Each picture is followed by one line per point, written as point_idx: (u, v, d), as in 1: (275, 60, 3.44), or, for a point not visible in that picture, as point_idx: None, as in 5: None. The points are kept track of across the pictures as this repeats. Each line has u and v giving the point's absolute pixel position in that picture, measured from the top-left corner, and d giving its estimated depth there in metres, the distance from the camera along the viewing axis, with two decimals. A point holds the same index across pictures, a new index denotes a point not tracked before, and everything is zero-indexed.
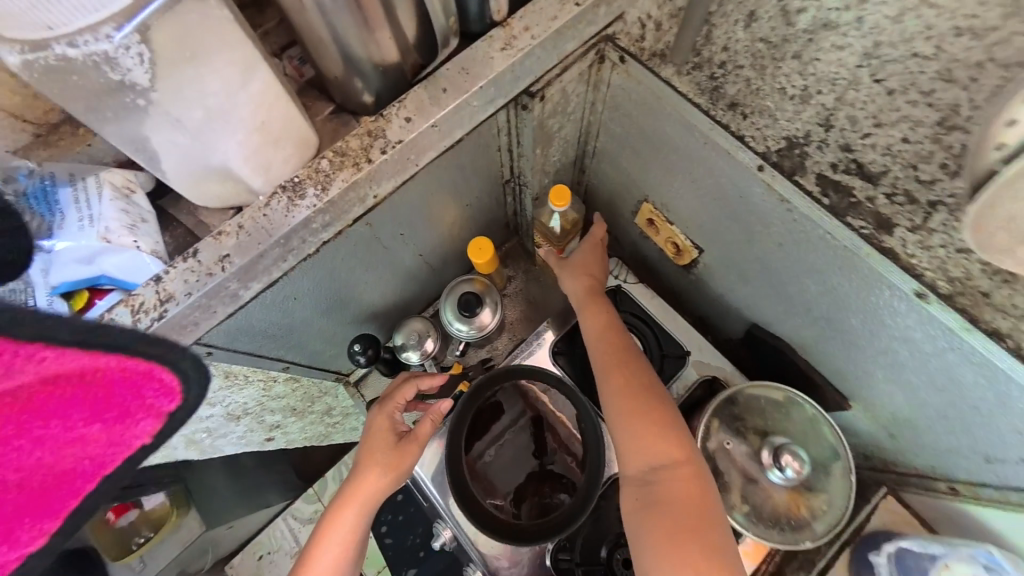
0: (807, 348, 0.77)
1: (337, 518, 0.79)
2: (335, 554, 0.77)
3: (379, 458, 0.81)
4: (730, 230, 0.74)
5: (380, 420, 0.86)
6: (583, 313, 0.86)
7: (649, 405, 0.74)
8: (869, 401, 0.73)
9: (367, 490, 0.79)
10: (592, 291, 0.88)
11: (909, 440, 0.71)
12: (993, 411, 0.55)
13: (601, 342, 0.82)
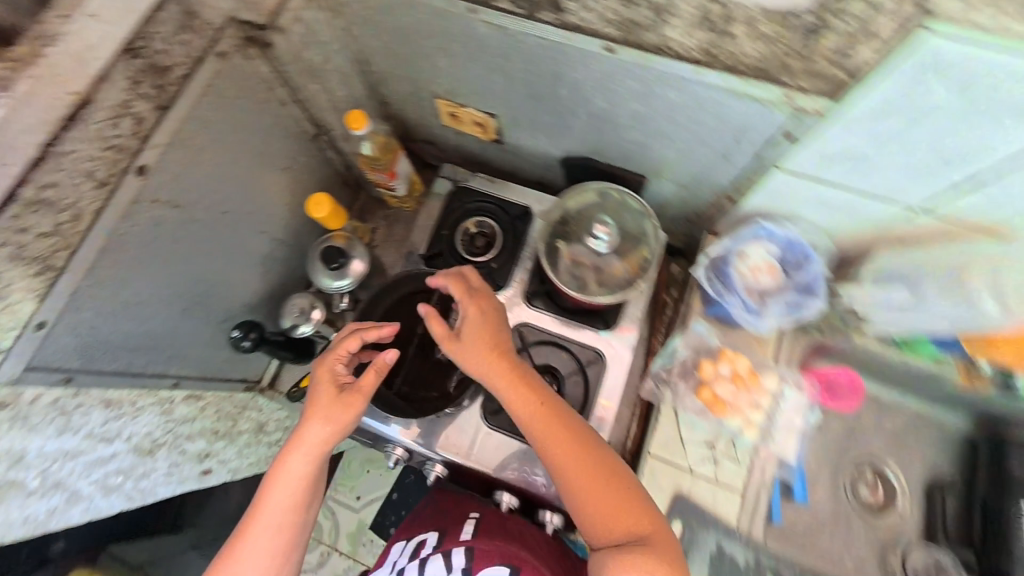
0: (599, 150, 0.92)
1: (283, 465, 0.80)
2: (284, 501, 0.79)
3: (321, 408, 0.80)
4: (494, 80, 0.86)
5: (322, 372, 0.83)
6: (502, 393, 0.77)
7: (591, 461, 0.73)
8: (655, 166, 0.89)
9: (311, 440, 0.79)
10: (504, 372, 0.78)
11: (690, 180, 0.88)
12: (699, 112, 0.71)
13: (535, 418, 0.75)
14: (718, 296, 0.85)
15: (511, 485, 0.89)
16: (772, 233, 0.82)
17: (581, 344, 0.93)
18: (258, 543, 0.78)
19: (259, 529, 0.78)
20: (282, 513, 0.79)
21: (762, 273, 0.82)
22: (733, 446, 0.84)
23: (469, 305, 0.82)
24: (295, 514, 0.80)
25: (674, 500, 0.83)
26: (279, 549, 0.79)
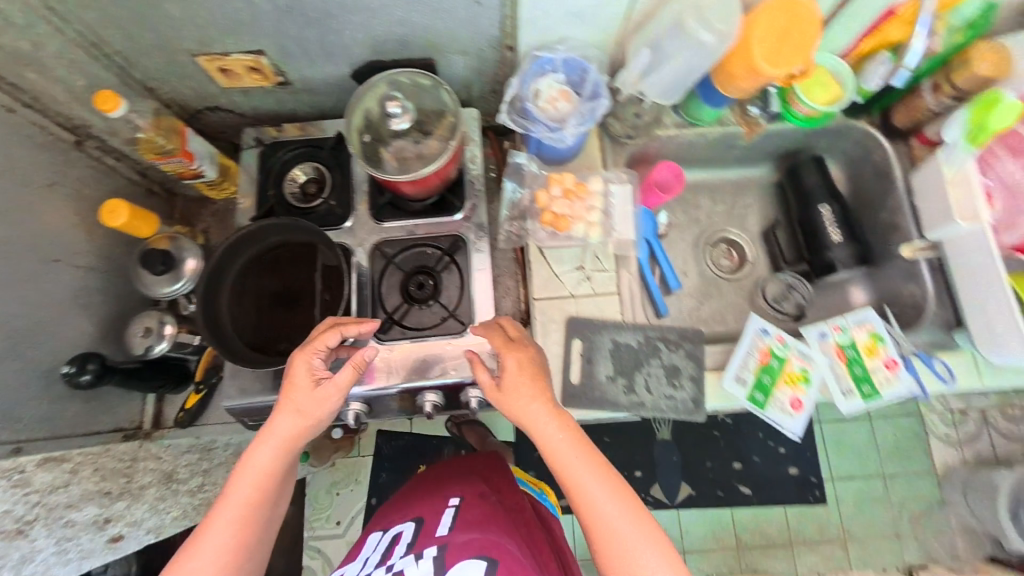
0: (376, 46, 0.91)
1: (251, 456, 0.72)
2: (248, 496, 0.71)
3: (294, 402, 0.73)
4: (232, 5, 0.81)
5: (299, 365, 0.74)
6: (536, 438, 0.69)
7: (623, 519, 0.65)
8: (433, 45, 0.91)
9: (283, 431, 0.72)
10: (540, 419, 0.69)
11: (468, 44, 0.91)
12: None
13: (556, 453, 0.67)
14: (524, 130, 0.88)
15: (428, 385, 0.85)
16: (548, 59, 0.89)
17: (438, 235, 0.94)
18: (213, 540, 0.69)
19: (217, 523, 0.69)
20: (246, 507, 0.70)
21: (554, 96, 0.87)
22: (598, 258, 0.91)
23: (529, 352, 0.73)
24: (260, 513, 0.71)
25: (568, 322, 0.88)
26: (237, 553, 0.69)
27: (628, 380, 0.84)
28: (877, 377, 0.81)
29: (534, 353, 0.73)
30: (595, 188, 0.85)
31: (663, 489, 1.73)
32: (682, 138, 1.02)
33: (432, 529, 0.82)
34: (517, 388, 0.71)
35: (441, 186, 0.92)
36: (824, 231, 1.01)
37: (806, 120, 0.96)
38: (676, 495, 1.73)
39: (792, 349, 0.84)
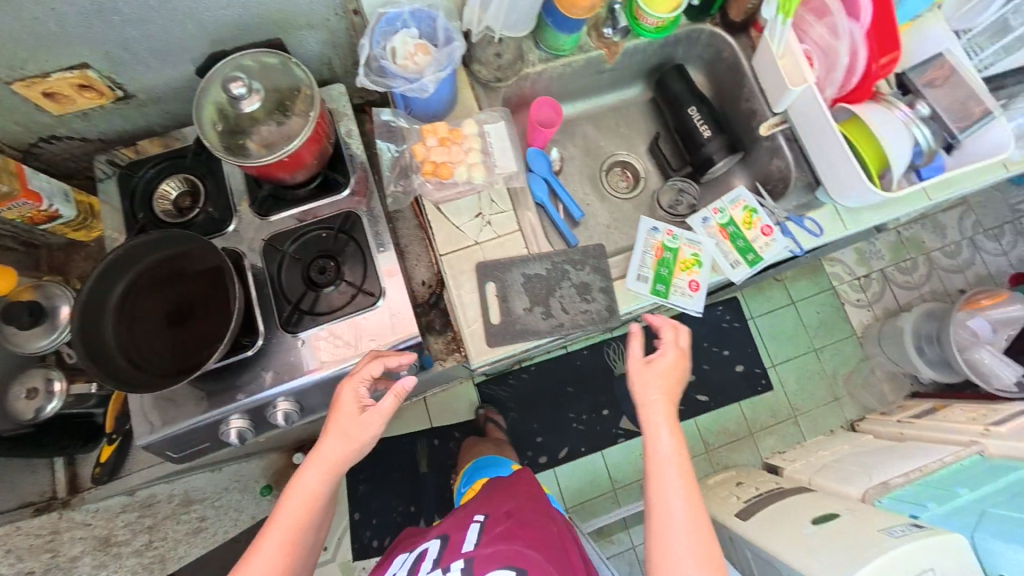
0: (215, 37, 0.86)
1: (298, 479, 0.75)
2: (297, 515, 0.74)
3: (348, 427, 0.76)
4: (30, 16, 0.72)
5: (345, 391, 0.77)
6: (648, 429, 0.80)
7: (683, 514, 0.74)
8: (277, 24, 0.87)
9: (330, 455, 0.75)
10: (658, 400, 0.81)
11: (310, 15, 0.87)
12: None
13: (671, 461, 0.77)
14: (385, 87, 0.85)
15: (351, 365, 0.82)
16: (395, 14, 0.87)
17: (329, 216, 0.89)
18: (268, 549, 0.72)
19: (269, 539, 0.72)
20: (295, 524, 0.73)
21: (410, 51, 0.87)
22: (493, 202, 0.93)
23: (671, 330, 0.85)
24: (306, 535, 0.74)
25: (478, 268, 0.88)
26: (284, 575, 0.72)
27: (545, 307, 0.87)
28: (756, 245, 0.89)
29: (677, 365, 0.83)
30: (470, 129, 0.88)
31: (632, 417, 1.83)
32: (552, 72, 1.05)
33: (458, 542, 0.89)
34: (656, 364, 0.84)
35: (316, 165, 0.86)
36: (695, 130, 1.09)
37: (656, 31, 1.03)
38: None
39: (681, 239, 0.90)
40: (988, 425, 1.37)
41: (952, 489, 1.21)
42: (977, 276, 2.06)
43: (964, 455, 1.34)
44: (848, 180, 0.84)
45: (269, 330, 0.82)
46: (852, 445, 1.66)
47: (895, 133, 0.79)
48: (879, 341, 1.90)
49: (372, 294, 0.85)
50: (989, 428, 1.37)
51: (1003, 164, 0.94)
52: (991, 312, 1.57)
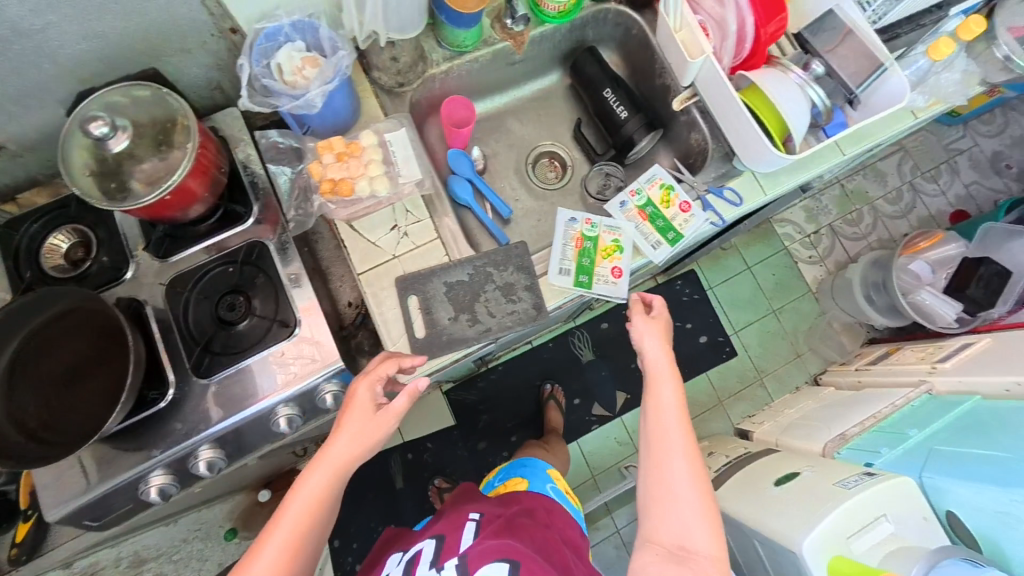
0: (76, 75, 0.78)
1: (304, 480, 0.69)
2: (299, 517, 0.67)
3: (370, 422, 0.72)
4: None
5: (362, 390, 0.74)
6: (652, 383, 0.84)
7: (682, 465, 0.77)
8: (146, 54, 0.79)
9: (337, 456, 0.70)
10: (657, 358, 0.85)
11: (183, 39, 0.79)
12: None
13: (674, 409, 0.81)
14: (272, 108, 0.79)
15: (273, 402, 0.79)
16: (275, 28, 0.80)
17: (233, 247, 0.83)
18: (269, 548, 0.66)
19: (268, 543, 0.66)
20: (296, 526, 0.67)
21: (297, 65, 0.81)
22: (407, 212, 0.89)
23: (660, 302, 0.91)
24: (305, 543, 0.67)
25: (398, 282, 0.85)
26: None
27: (470, 313, 0.85)
28: (676, 223, 0.89)
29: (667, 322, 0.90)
30: (368, 141, 0.81)
31: (603, 403, 1.84)
32: (461, 69, 1.01)
33: (454, 540, 0.85)
34: (649, 325, 0.89)
35: (210, 198, 0.81)
36: (612, 112, 1.07)
37: (560, 16, 1.00)
38: (615, 403, 1.83)
39: (599, 227, 0.90)
40: (935, 363, 1.44)
41: (903, 431, 1.26)
42: (919, 219, 2.11)
43: (914, 396, 1.38)
44: (753, 146, 0.83)
45: (180, 378, 0.78)
46: (815, 400, 1.70)
47: (789, 96, 0.79)
48: (832, 295, 1.94)
49: (288, 324, 0.81)
50: (935, 365, 1.43)
51: (911, 111, 0.95)
52: (929, 254, 1.64)
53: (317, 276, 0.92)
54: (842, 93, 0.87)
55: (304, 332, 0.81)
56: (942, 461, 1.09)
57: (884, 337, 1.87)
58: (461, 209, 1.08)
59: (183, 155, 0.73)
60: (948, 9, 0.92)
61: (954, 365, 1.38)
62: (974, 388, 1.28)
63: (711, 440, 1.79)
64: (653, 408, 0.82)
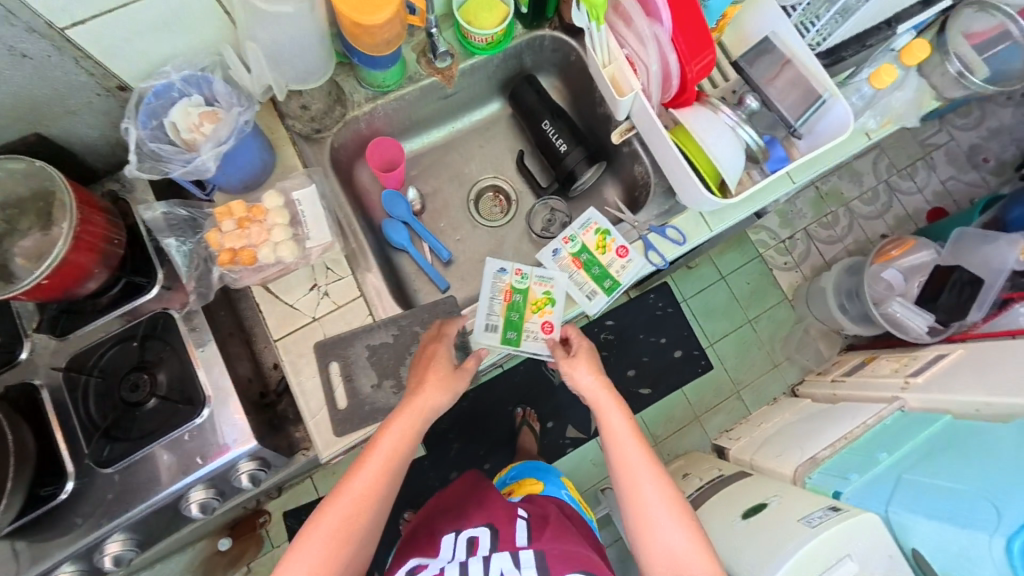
0: None
1: (377, 441, 0.69)
2: (370, 477, 0.67)
3: (448, 376, 0.75)
4: None
5: (440, 349, 0.77)
6: (599, 414, 0.80)
7: (653, 486, 0.74)
8: (26, 121, 0.73)
9: (400, 428, 0.70)
10: (596, 387, 0.81)
11: (64, 102, 0.73)
12: None
13: (628, 434, 0.78)
14: (163, 174, 0.73)
15: (182, 488, 0.74)
16: (165, 85, 0.73)
17: (134, 322, 0.78)
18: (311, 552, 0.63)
19: (338, 506, 0.66)
20: (363, 486, 0.67)
21: (194, 121, 0.73)
22: (327, 269, 0.83)
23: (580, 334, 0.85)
24: (370, 513, 0.66)
25: (317, 348, 0.80)
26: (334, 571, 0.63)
27: (395, 379, 0.80)
28: (613, 270, 0.88)
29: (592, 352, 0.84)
30: (273, 203, 0.76)
31: (577, 424, 1.80)
32: (386, 109, 0.95)
33: (510, 533, 0.82)
34: (576, 362, 0.83)
35: (103, 271, 0.74)
36: (552, 144, 1.01)
37: (489, 47, 0.94)
38: (588, 424, 1.79)
39: (530, 278, 0.89)
40: (908, 377, 1.33)
41: (871, 454, 1.17)
42: (896, 218, 1.97)
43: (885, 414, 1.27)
44: (687, 190, 0.79)
45: (81, 469, 0.73)
46: (791, 414, 1.62)
47: (721, 140, 0.73)
48: (807, 301, 1.85)
49: (196, 403, 0.76)
50: (908, 380, 1.32)
51: (862, 133, 0.90)
52: (901, 261, 1.57)
53: (238, 340, 0.87)
54: (782, 125, 0.83)
55: (213, 411, 0.76)
56: (906, 496, 1.03)
57: (863, 343, 1.79)
58: (397, 251, 1.02)
59: (62, 233, 0.67)
60: (896, 25, 0.84)
61: (927, 380, 1.28)
62: (945, 405, 1.18)
63: (686, 459, 1.74)
64: (608, 437, 0.78)
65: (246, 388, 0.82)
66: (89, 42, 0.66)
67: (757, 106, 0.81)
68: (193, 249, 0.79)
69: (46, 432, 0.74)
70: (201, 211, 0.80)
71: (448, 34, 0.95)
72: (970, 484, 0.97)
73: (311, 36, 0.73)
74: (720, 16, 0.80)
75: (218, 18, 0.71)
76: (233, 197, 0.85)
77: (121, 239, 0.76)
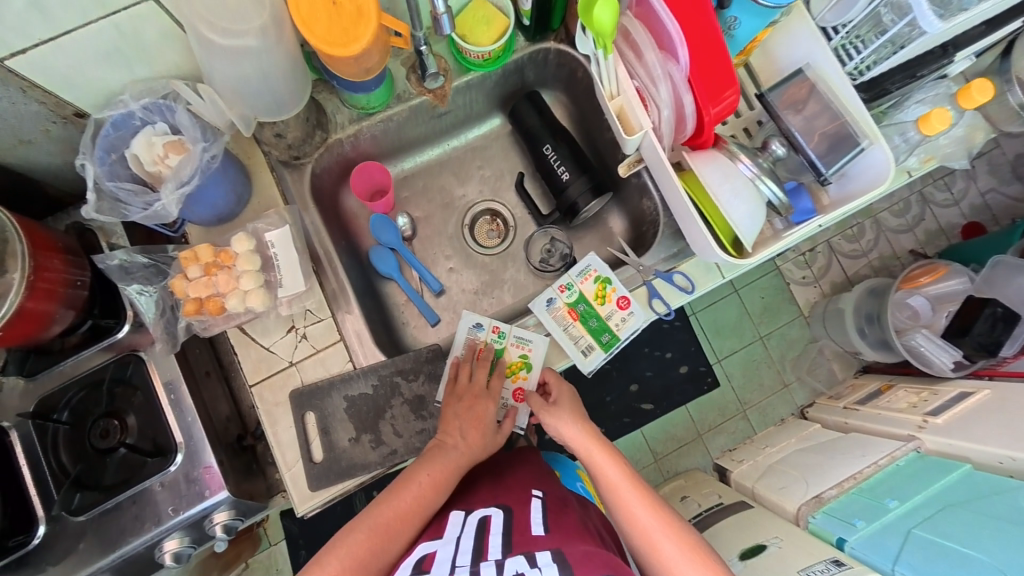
0: None
1: (406, 481, 0.70)
2: (393, 514, 0.68)
3: (486, 419, 0.78)
4: None
5: (489, 406, 0.78)
6: (592, 466, 0.75)
7: (669, 537, 0.67)
8: None
9: (428, 473, 0.71)
10: (584, 440, 0.76)
11: (16, 131, 0.70)
12: None
13: (625, 483, 0.72)
14: (123, 217, 0.70)
15: (156, 537, 0.72)
16: (124, 114, 0.70)
17: (100, 364, 0.75)
18: None
19: (355, 538, 0.65)
20: (384, 524, 0.67)
21: (158, 153, 0.70)
22: (308, 311, 0.78)
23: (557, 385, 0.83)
24: (389, 554, 0.65)
25: (293, 399, 0.75)
26: None
27: (374, 434, 0.76)
28: (611, 323, 0.83)
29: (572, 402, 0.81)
30: (241, 248, 0.74)
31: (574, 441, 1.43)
32: (373, 131, 0.89)
33: (524, 527, 0.66)
34: (558, 413, 0.79)
35: (69, 313, 0.71)
36: (553, 172, 0.93)
37: (487, 63, 0.85)
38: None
39: (508, 337, 0.85)
40: (926, 416, 1.10)
41: (879, 500, 0.98)
42: (926, 233, 1.62)
43: (899, 454, 1.05)
44: (696, 243, 0.74)
45: (51, 515, 0.71)
46: (797, 441, 1.37)
47: (737, 200, 0.67)
48: (824, 322, 1.58)
49: (168, 451, 0.73)
50: (925, 421, 1.10)
51: (905, 171, 0.80)
52: (929, 289, 1.35)
53: (215, 379, 0.83)
54: (809, 171, 0.74)
55: (181, 460, 0.73)
56: (917, 555, 0.84)
57: (881, 367, 1.50)
58: (385, 280, 0.96)
59: (15, 281, 0.64)
60: (954, 53, 0.71)
61: (947, 422, 1.06)
62: (965, 454, 0.96)
63: (686, 479, 1.51)
64: (609, 491, 0.73)
65: (220, 429, 0.78)
66: (32, 71, 0.61)
67: (784, 152, 0.74)
68: (158, 296, 0.74)
69: (14, 477, 0.71)
70: (164, 256, 0.75)
71: (439, 46, 0.87)
72: (989, 553, 0.77)
73: (280, 69, 0.67)
74: (745, 47, 0.74)
75: (175, 43, 0.67)
76: (206, 231, 0.79)
77: (86, 279, 0.73)
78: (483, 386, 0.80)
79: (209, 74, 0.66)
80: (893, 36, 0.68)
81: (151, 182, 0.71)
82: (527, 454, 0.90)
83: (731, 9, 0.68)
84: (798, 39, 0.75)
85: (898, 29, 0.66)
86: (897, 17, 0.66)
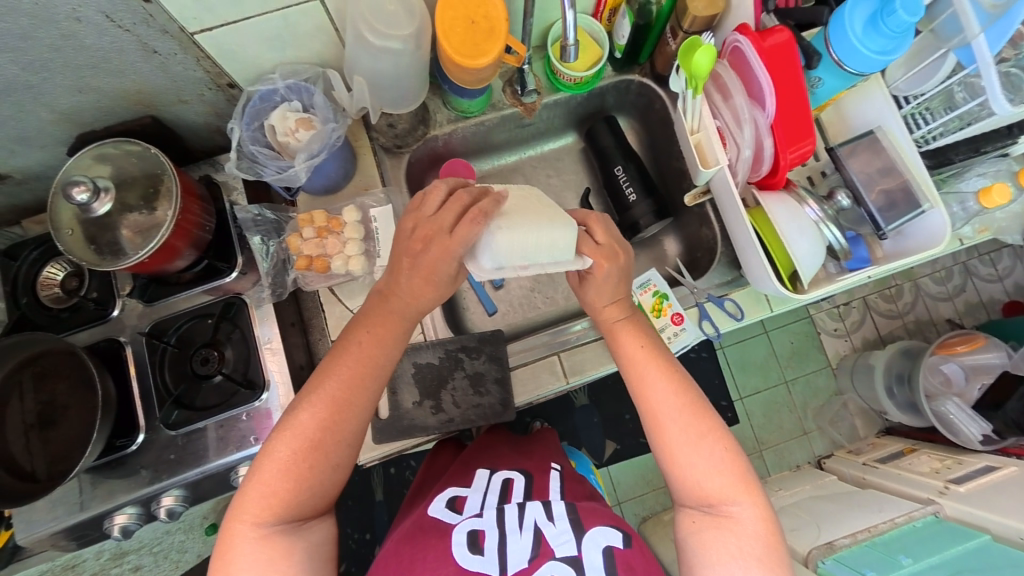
0: (87, 121, 0.83)
1: (348, 343, 0.68)
2: (338, 388, 0.66)
3: (443, 280, 0.68)
4: None
5: (441, 257, 0.66)
6: (615, 341, 0.76)
7: (674, 419, 0.70)
8: (148, 105, 0.83)
9: (358, 340, 0.68)
10: (614, 313, 0.76)
11: (179, 92, 0.82)
12: (74, 32, 0.65)
13: (642, 359, 0.74)
14: (257, 175, 0.82)
15: (234, 461, 0.81)
16: (270, 90, 0.82)
17: (210, 302, 0.86)
18: (303, 463, 0.64)
19: (307, 414, 0.65)
20: (332, 398, 0.66)
21: (289, 126, 0.79)
22: None
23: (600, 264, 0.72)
24: (343, 427, 0.66)
25: None
26: (307, 475, 0.64)
27: (435, 401, 0.86)
28: (664, 336, 0.87)
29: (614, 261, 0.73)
30: (349, 217, 0.85)
31: (590, 448, 1.49)
32: (465, 132, 0.99)
33: (544, 489, 0.75)
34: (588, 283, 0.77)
35: (192, 253, 0.82)
36: (621, 191, 1.01)
37: (577, 86, 0.94)
38: (602, 452, 1.49)
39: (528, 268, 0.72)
40: (948, 483, 1.12)
41: (892, 555, 0.98)
42: (966, 304, 1.64)
43: (917, 515, 1.07)
44: (754, 273, 0.81)
45: (151, 424, 0.81)
46: (812, 488, 1.38)
47: (801, 238, 0.74)
48: (852, 374, 1.59)
49: (257, 386, 0.82)
50: (948, 486, 1.11)
51: (957, 239, 0.86)
52: (964, 358, 1.34)
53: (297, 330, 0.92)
54: (868, 224, 0.80)
55: (270, 396, 0.82)
56: None
57: (905, 431, 1.51)
58: None
59: (167, 217, 0.75)
60: (1019, 134, 0.77)
61: (970, 491, 1.07)
62: (985, 524, 0.98)
63: None
64: (627, 365, 0.74)
65: (299, 377, 0.86)
66: (210, 45, 0.73)
67: (847, 203, 0.79)
68: (273, 248, 0.87)
69: (127, 387, 0.82)
70: (286, 215, 0.89)
71: (537, 65, 0.97)
72: None
73: (410, 70, 0.78)
74: (824, 103, 0.82)
75: (325, 35, 0.78)
76: (313, 198, 0.90)
77: (210, 225, 0.84)
78: (449, 226, 0.65)
79: (354, 67, 0.77)
80: (962, 113, 0.75)
81: (280, 149, 0.81)
82: (547, 436, 1.01)
83: (818, 70, 0.76)
84: (872, 101, 0.82)
85: (970, 107, 0.72)
86: (970, 96, 0.72)
